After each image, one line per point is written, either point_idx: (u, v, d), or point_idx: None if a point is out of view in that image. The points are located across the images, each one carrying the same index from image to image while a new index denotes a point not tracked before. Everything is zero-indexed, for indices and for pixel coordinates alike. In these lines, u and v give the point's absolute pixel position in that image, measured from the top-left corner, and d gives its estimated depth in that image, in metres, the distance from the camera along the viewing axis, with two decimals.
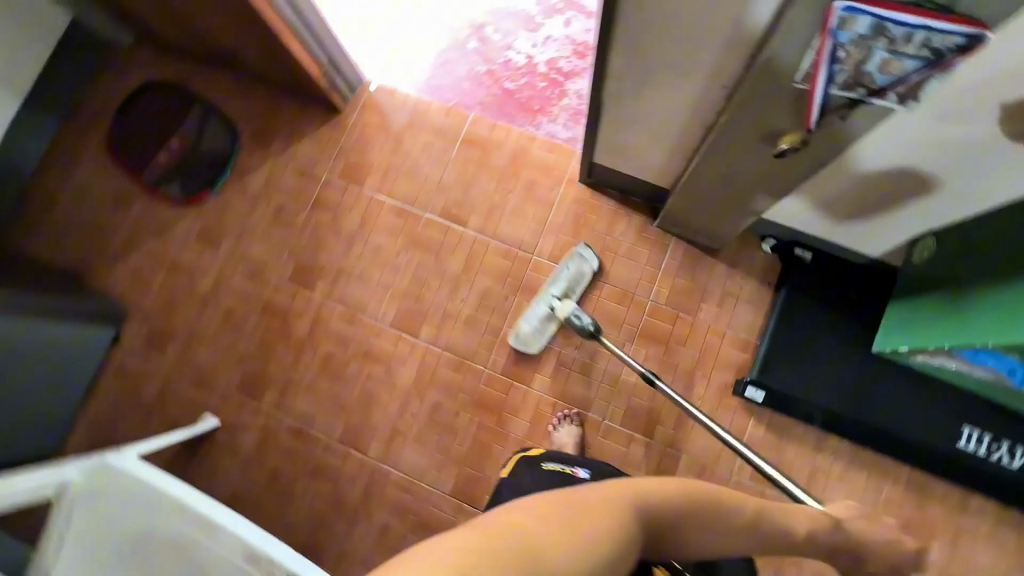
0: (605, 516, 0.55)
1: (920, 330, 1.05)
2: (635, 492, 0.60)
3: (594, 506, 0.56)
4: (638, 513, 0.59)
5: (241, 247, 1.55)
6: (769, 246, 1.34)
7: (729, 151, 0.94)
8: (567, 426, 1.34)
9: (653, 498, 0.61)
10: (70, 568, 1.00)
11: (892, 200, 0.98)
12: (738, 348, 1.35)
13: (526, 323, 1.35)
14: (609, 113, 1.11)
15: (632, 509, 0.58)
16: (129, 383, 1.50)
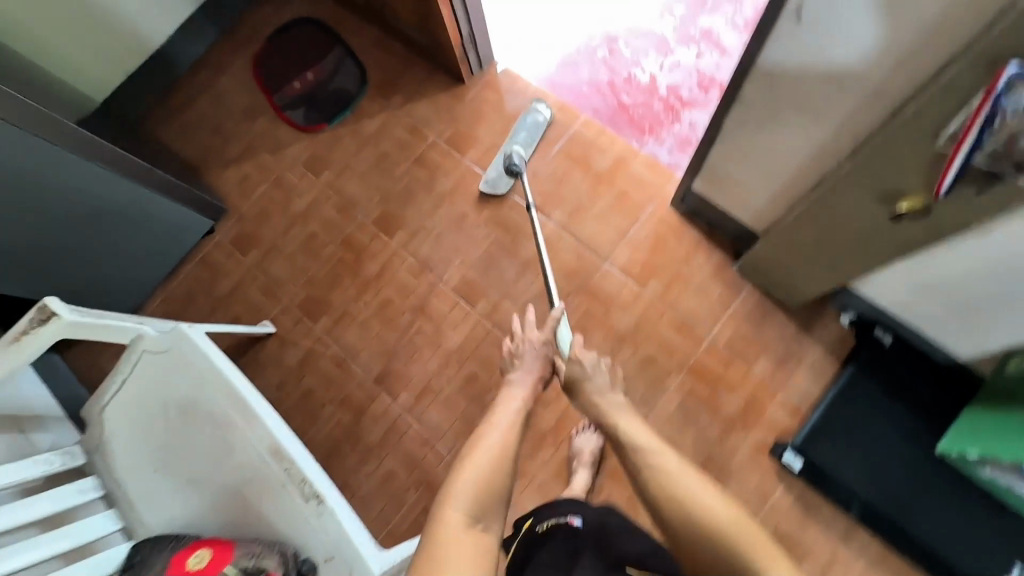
0: (468, 535, 0.67)
1: (994, 441, 0.98)
2: (469, 486, 0.72)
3: (455, 522, 0.68)
4: (477, 502, 0.72)
5: (339, 180, 1.65)
6: (847, 319, 1.30)
7: (837, 207, 0.93)
8: (587, 433, 1.33)
9: (483, 473, 0.75)
10: (129, 410, 1.13)
11: (994, 303, 0.94)
12: (786, 411, 1.30)
13: (490, 170, 1.54)
14: (724, 141, 1.11)
15: (478, 501, 0.72)
16: (208, 274, 1.63)
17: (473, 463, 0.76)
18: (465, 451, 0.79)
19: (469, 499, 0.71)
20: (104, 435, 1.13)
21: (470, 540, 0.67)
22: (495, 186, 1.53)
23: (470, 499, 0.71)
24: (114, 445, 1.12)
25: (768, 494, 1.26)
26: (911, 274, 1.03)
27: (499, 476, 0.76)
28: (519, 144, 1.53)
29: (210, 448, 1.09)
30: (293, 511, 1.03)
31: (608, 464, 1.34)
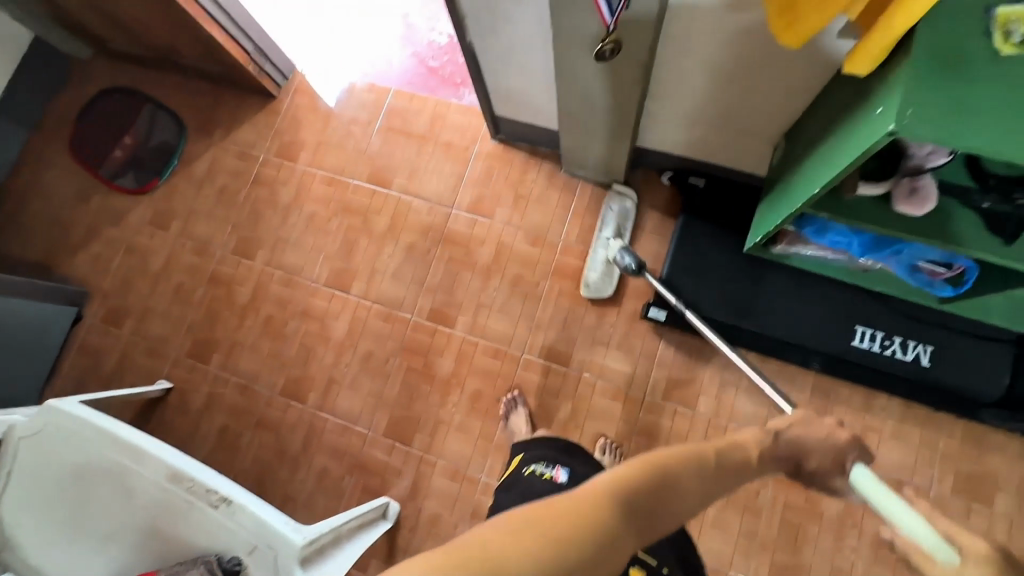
0: (592, 522, 0.47)
1: (769, 218, 1.06)
2: (636, 473, 0.53)
3: (597, 509, 0.48)
4: (639, 503, 0.52)
5: (188, 226, 1.67)
6: (667, 178, 1.43)
7: (570, 79, 1.05)
8: (515, 413, 1.37)
9: (661, 478, 0.55)
10: (22, 495, 1.13)
11: (748, 111, 1.10)
12: (644, 276, 1.42)
13: (592, 271, 1.43)
14: (482, 59, 1.22)
15: (638, 500, 0.51)
16: (91, 359, 1.62)
17: (667, 465, 0.56)
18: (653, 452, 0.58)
19: (630, 493, 0.51)
20: (3, 532, 1.12)
21: (584, 523, 0.46)
22: (601, 289, 1.41)
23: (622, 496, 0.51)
24: (18, 536, 1.12)
25: (654, 353, 1.38)
26: (677, 113, 1.18)
27: (698, 491, 0.59)
28: (608, 231, 1.43)
29: (112, 498, 1.10)
30: (208, 521, 1.06)
31: (513, 382, 1.41)
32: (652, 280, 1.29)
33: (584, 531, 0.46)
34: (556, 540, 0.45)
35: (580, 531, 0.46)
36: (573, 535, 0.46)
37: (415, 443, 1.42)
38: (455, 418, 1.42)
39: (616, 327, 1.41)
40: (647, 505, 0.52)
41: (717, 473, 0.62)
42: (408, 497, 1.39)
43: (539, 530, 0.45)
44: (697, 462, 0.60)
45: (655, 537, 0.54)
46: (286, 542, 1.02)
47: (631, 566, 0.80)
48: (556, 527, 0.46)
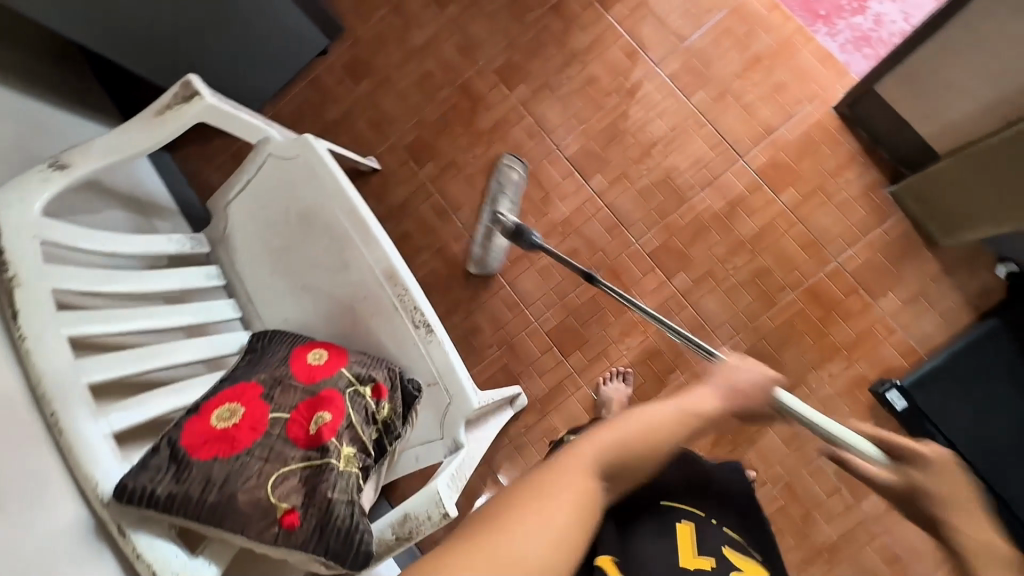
0: (578, 497, 0.55)
1: None
2: (608, 446, 0.59)
3: (575, 486, 0.55)
4: (623, 466, 0.59)
5: (464, 17, 1.51)
6: (1005, 270, 1.19)
7: None
8: (617, 382, 1.34)
9: (641, 438, 0.60)
10: (252, 207, 1.15)
11: None
12: (899, 351, 1.23)
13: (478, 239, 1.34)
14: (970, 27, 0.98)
15: (608, 456, 0.58)
16: (317, 97, 1.57)
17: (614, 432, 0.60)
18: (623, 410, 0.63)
19: (610, 457, 0.59)
20: (227, 230, 1.16)
21: (577, 494, 0.55)
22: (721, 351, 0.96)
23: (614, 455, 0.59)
24: (236, 240, 1.16)
25: (853, 428, 1.24)
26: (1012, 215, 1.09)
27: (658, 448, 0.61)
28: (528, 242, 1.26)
29: (326, 257, 1.11)
30: (404, 333, 1.06)
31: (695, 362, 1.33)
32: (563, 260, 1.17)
33: (576, 506, 0.54)
34: (553, 518, 0.53)
35: (578, 509, 0.54)
36: (566, 514, 0.53)
37: (570, 358, 1.38)
38: (619, 359, 1.36)
39: (833, 381, 1.26)
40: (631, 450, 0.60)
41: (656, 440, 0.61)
42: (538, 399, 1.38)
43: (534, 527, 0.52)
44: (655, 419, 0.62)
45: (635, 475, 0.60)
46: (464, 401, 1.01)
47: (675, 522, 0.80)
48: (570, 495, 0.54)
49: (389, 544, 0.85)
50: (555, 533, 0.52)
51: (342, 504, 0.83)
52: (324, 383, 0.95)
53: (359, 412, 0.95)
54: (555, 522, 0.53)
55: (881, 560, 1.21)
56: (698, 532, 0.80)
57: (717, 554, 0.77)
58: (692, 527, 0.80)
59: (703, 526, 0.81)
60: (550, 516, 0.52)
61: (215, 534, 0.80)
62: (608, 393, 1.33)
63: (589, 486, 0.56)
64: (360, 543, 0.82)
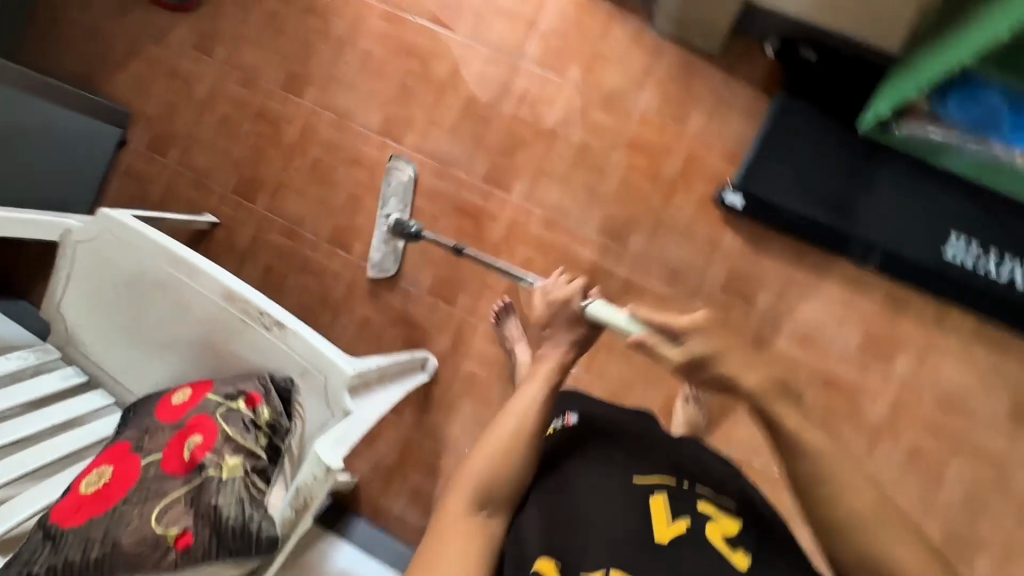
0: (464, 549, 0.73)
1: (892, 89, 1.06)
2: (477, 487, 0.78)
3: (460, 513, 0.76)
4: (502, 491, 0.79)
5: (233, 54, 1.55)
6: (771, 49, 1.25)
7: None
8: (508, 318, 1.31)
9: (484, 475, 0.78)
10: (83, 296, 1.15)
11: None
12: (726, 159, 1.29)
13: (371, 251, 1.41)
14: None
15: (480, 495, 0.78)
16: (136, 185, 1.59)
17: (465, 484, 0.79)
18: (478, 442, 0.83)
19: (514, 453, 0.81)
20: (69, 328, 1.16)
21: (463, 540, 0.74)
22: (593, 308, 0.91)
23: (476, 488, 0.78)
24: (81, 333, 1.16)
25: (718, 243, 1.29)
26: (842, 7, 1.05)
27: (515, 471, 0.80)
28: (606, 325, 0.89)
29: (167, 309, 1.12)
30: (262, 341, 1.07)
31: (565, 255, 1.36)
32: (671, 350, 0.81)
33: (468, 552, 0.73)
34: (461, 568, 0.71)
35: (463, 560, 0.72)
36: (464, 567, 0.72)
37: (459, 304, 1.41)
38: (500, 285, 1.39)
39: (684, 212, 1.31)
40: (512, 460, 0.80)
41: (517, 450, 0.81)
42: (447, 355, 1.41)
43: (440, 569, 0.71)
44: (486, 450, 0.81)
45: (507, 497, 0.79)
46: (336, 371, 1.02)
47: (650, 496, 0.77)
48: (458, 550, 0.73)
49: (293, 519, 0.84)
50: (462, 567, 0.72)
51: (228, 506, 0.83)
52: (192, 414, 0.96)
53: (235, 424, 0.95)
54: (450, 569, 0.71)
55: (794, 344, 1.26)
56: (673, 501, 0.77)
57: (691, 516, 0.75)
58: (668, 497, 0.77)
59: (675, 492, 0.79)
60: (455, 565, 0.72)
61: None
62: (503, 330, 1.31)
63: (481, 525, 0.77)
64: (258, 530, 0.82)
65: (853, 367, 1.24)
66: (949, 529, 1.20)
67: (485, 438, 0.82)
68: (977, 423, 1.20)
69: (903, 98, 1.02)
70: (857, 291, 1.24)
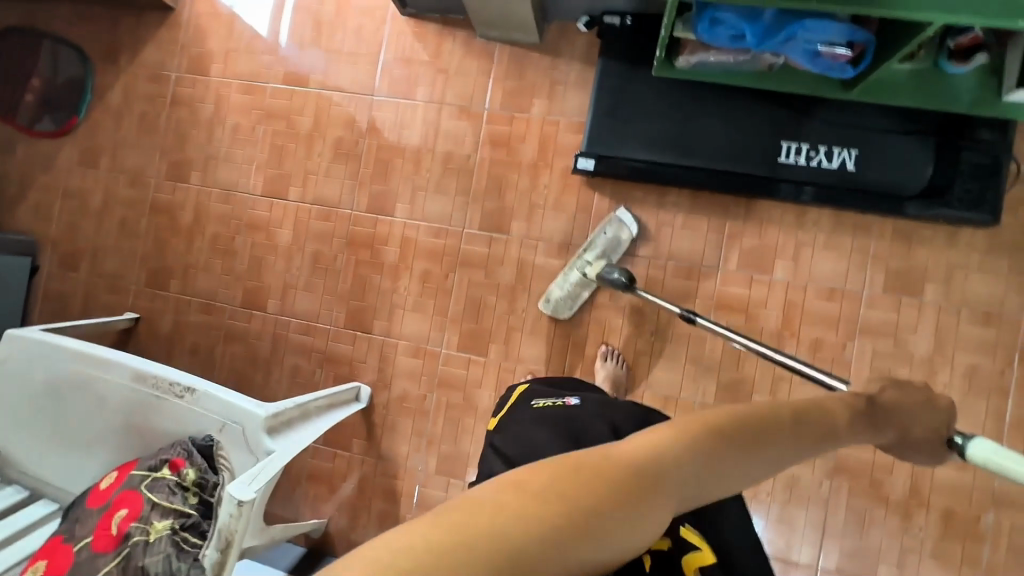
0: (592, 478, 0.44)
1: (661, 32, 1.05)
2: (662, 444, 0.48)
3: (530, 491, 0.41)
4: (642, 492, 0.45)
5: (118, 160, 1.65)
6: (581, 25, 1.36)
7: None
8: None
9: (667, 439, 0.49)
10: (8, 415, 1.22)
11: None
12: (572, 132, 1.40)
13: (558, 288, 1.35)
14: None
15: (726, 424, 0.52)
16: (56, 303, 1.66)
17: (541, 488, 0.42)
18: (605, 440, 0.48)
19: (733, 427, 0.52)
20: (2, 450, 1.23)
21: (593, 481, 0.44)
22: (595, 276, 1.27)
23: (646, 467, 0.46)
24: (14, 451, 1.22)
25: (588, 207, 1.38)
26: None
27: (748, 444, 0.52)
28: (595, 254, 1.32)
29: (86, 405, 1.18)
30: (178, 409, 1.13)
31: (459, 256, 1.44)
32: (661, 301, 1.16)
33: (580, 481, 0.43)
34: (564, 487, 0.42)
35: (580, 484, 0.43)
36: (579, 496, 0.42)
37: (376, 330, 1.48)
38: (408, 301, 1.46)
39: (550, 188, 1.41)
40: (746, 422, 0.53)
41: (716, 434, 0.50)
42: (377, 380, 1.46)
43: (487, 501, 0.40)
44: (779, 404, 0.59)
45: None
46: (253, 416, 1.08)
47: None
48: (571, 489, 0.42)
49: (219, 560, 0.89)
50: (534, 523, 0.40)
51: (156, 563, 0.90)
52: (118, 493, 1.01)
53: (161, 490, 1.00)
54: (556, 520, 0.40)
55: (682, 278, 1.34)
56: (660, 511, 0.69)
57: (674, 536, 0.68)
58: None
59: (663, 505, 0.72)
60: (536, 506, 0.40)
61: None
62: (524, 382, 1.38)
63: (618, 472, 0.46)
64: None
65: (739, 284, 1.32)
66: None
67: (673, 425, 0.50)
68: (862, 304, 1.27)
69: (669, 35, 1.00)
70: (721, 215, 1.33)
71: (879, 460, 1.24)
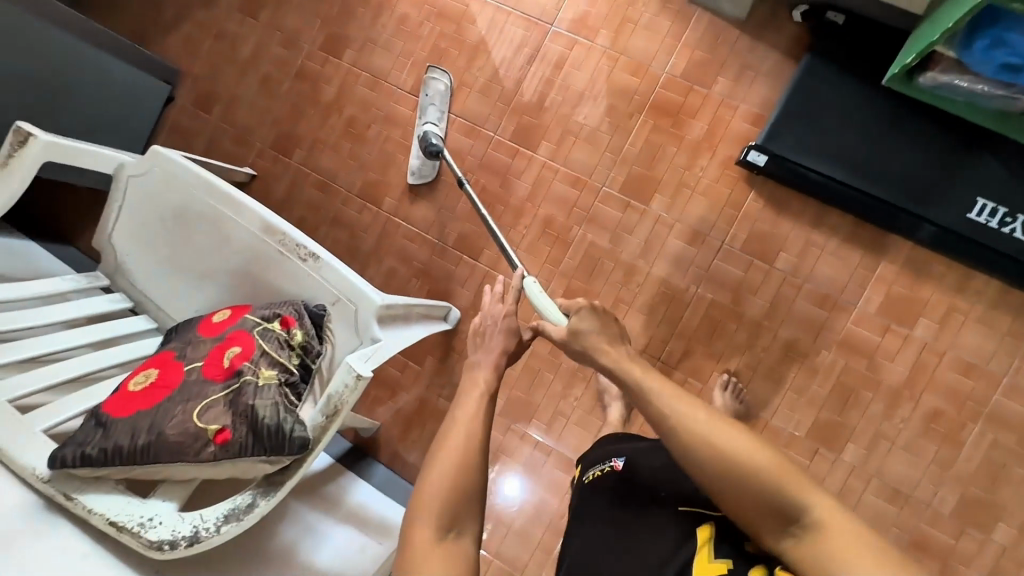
0: (440, 542, 0.71)
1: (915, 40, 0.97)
2: (436, 499, 0.74)
3: (439, 515, 0.73)
4: (456, 504, 0.74)
5: (278, 16, 1.63)
6: (800, 13, 1.27)
7: None
8: None
9: (465, 421, 0.81)
10: (132, 227, 1.24)
11: None
12: (749, 122, 1.32)
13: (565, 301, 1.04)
14: None
15: (491, 395, 0.86)
16: (181, 138, 1.68)
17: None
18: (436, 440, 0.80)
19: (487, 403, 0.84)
20: (117, 258, 1.24)
21: (441, 551, 0.71)
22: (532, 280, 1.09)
23: (462, 443, 0.78)
24: (128, 263, 1.24)
25: (740, 203, 1.31)
26: None
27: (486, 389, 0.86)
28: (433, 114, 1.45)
29: (209, 239, 1.19)
30: (297, 272, 1.13)
31: (587, 213, 1.39)
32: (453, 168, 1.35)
33: (435, 549, 0.71)
34: (436, 567, 0.69)
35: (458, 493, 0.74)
36: (460, 499, 0.74)
37: (482, 258, 1.45)
38: (522, 241, 1.43)
39: (706, 172, 1.34)
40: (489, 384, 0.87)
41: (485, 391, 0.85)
42: (468, 308, 1.45)
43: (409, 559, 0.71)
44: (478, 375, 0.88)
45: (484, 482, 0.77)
46: (367, 301, 1.07)
47: (695, 526, 0.74)
48: (434, 561, 0.70)
49: (323, 425, 0.89)
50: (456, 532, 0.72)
51: (266, 407, 0.88)
52: (231, 330, 1.02)
53: (272, 341, 1.00)
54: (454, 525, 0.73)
55: (813, 305, 1.27)
56: (719, 533, 0.72)
57: (736, 556, 0.69)
58: (712, 529, 0.72)
59: (729, 525, 0.73)
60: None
61: (162, 471, 0.85)
62: (608, 379, 1.34)
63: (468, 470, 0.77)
64: (292, 432, 0.86)
65: (873, 329, 1.24)
66: (968, 496, 1.18)
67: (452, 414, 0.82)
68: (999, 389, 1.18)
69: (932, 44, 0.91)
70: (877, 253, 1.25)
71: (960, 549, 1.18)
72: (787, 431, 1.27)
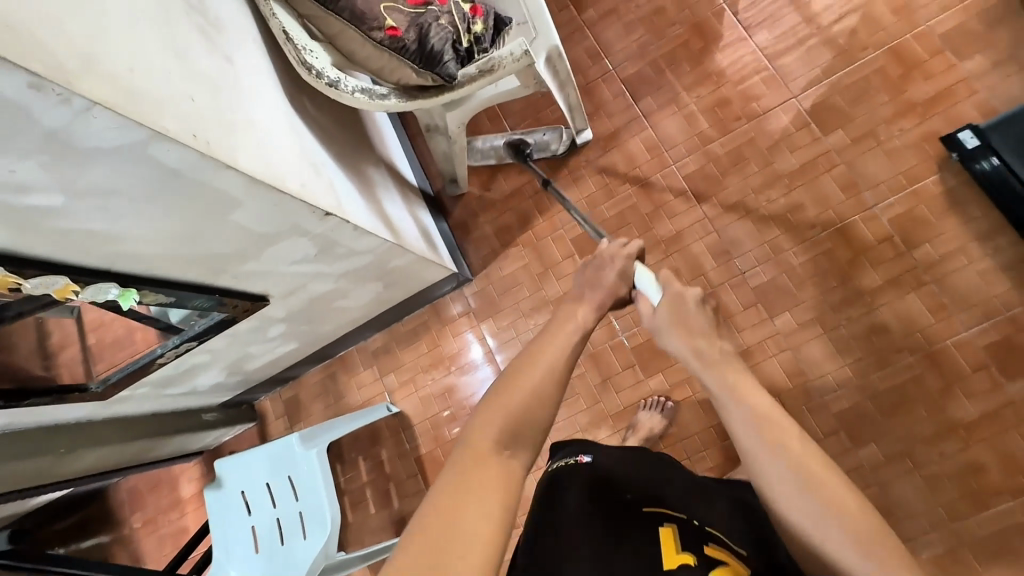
0: (475, 469, 0.54)
1: None
2: (483, 434, 0.58)
3: (436, 522, 0.49)
4: (528, 430, 0.60)
5: None
6: None
7: None
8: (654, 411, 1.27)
9: (505, 406, 0.60)
10: None
11: None
12: (979, 110, 1.22)
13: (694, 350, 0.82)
14: None
15: (514, 401, 0.61)
16: None
17: (438, 498, 0.51)
18: (448, 464, 0.56)
19: (517, 402, 0.61)
20: None
21: (485, 471, 0.54)
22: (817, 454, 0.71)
23: (502, 419, 0.59)
24: None
25: (916, 179, 1.24)
26: None
27: (534, 389, 0.62)
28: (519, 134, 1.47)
29: None
30: None
31: (763, 114, 1.36)
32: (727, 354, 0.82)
33: (468, 481, 0.53)
34: (452, 500, 0.51)
35: (472, 495, 0.52)
36: (466, 492, 0.52)
37: (640, 103, 1.45)
38: (688, 106, 1.41)
39: (903, 134, 1.26)
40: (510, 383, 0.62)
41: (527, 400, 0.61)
42: (601, 138, 1.46)
43: None
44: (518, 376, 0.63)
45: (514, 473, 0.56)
46: (547, 38, 1.09)
47: (658, 524, 0.69)
48: (472, 502, 0.51)
49: (472, 77, 0.96)
50: (468, 532, 0.49)
51: (438, 35, 0.94)
52: None
53: (458, 11, 1.00)
54: (471, 512, 0.50)
55: (925, 307, 1.19)
56: (680, 533, 0.68)
57: (702, 553, 0.65)
58: (677, 528, 0.68)
59: (688, 527, 0.70)
60: (441, 508, 0.50)
61: (337, 27, 0.93)
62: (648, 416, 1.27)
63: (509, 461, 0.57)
64: (446, 63, 0.94)
65: (968, 360, 1.16)
66: (957, 554, 1.10)
67: (490, 403, 0.61)
68: None
69: None
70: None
71: None
72: (822, 398, 1.22)
